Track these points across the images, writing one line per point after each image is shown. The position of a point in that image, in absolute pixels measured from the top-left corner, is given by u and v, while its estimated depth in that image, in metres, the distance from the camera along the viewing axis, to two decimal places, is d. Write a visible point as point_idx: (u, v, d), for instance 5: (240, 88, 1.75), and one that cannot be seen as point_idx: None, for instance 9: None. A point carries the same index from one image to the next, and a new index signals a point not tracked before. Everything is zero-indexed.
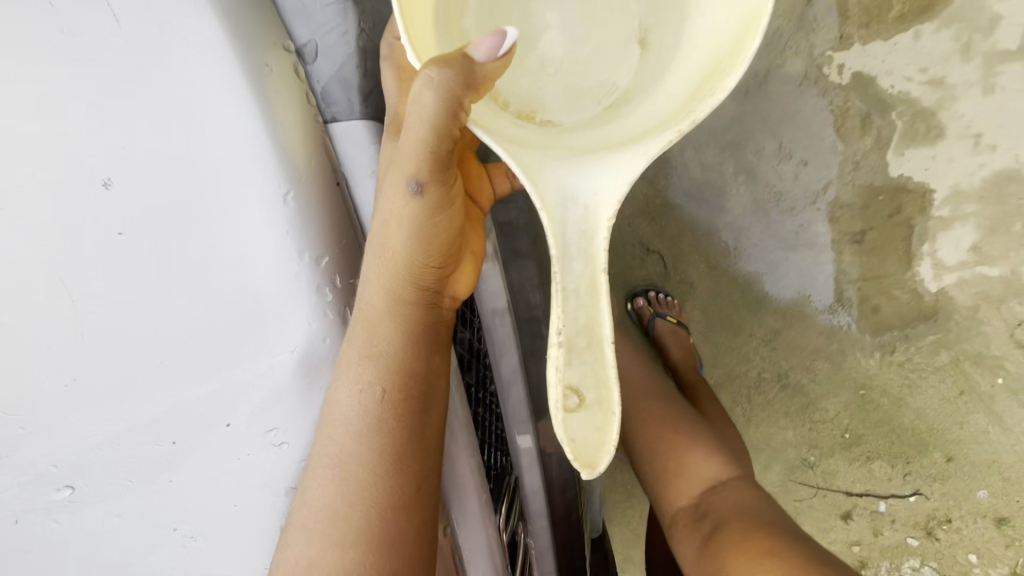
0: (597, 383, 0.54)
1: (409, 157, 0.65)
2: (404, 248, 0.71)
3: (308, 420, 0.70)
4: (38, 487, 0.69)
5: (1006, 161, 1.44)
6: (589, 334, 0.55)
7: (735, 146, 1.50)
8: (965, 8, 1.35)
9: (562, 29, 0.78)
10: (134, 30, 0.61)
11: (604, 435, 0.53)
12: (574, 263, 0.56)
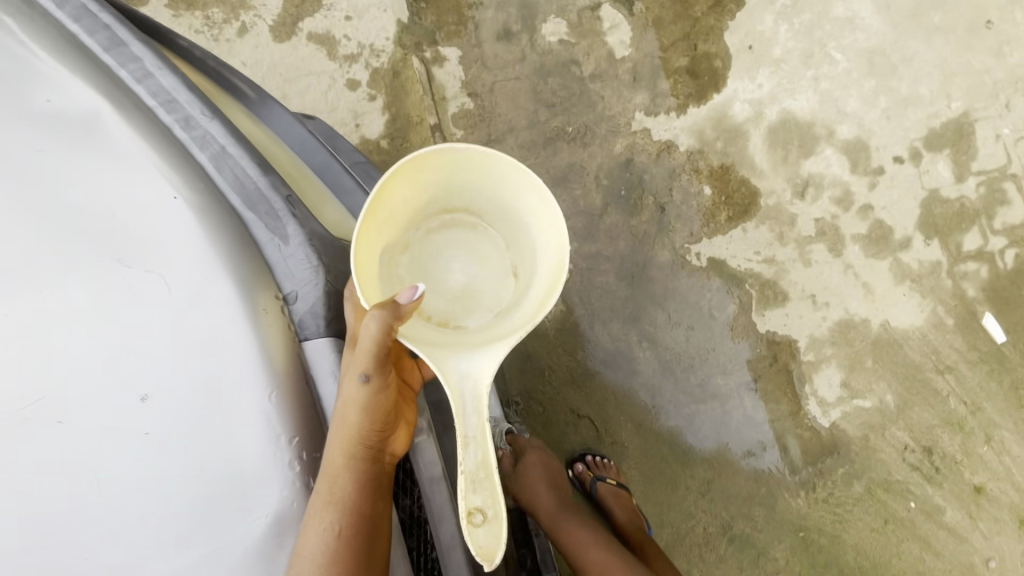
0: (492, 506, 0.75)
1: (360, 359, 0.81)
2: (358, 421, 0.82)
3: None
4: None
5: (841, 313, 1.81)
6: (486, 467, 0.76)
7: (634, 319, 1.80)
8: (771, 210, 1.85)
9: (464, 267, 1.09)
10: (179, 279, 0.77)
11: (500, 540, 0.73)
12: (470, 430, 0.78)
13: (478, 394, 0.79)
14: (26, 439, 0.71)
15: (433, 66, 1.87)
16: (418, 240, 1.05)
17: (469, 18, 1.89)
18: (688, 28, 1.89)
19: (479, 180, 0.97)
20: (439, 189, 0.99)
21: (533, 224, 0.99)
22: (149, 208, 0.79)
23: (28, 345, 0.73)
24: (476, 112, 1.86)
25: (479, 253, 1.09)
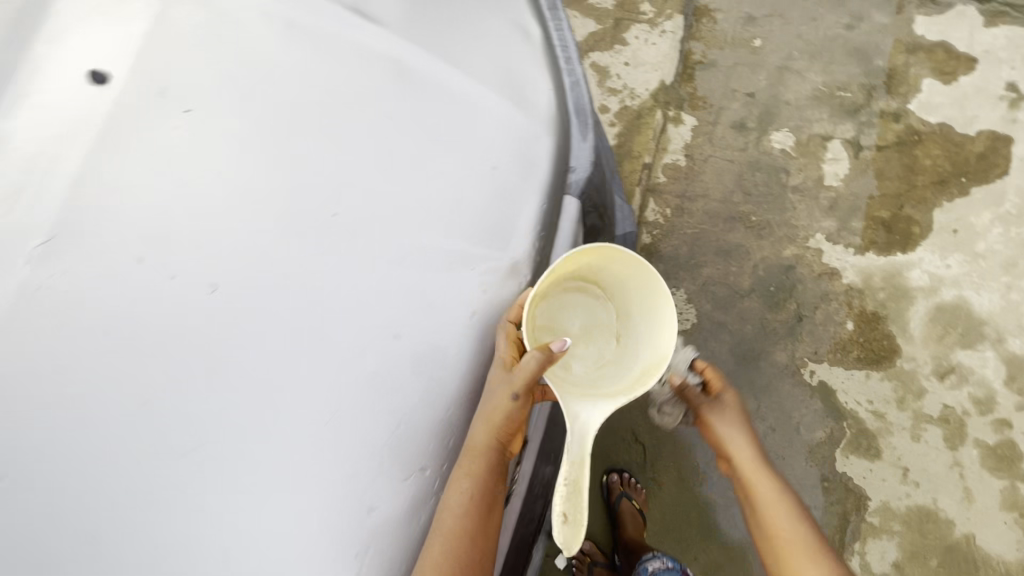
0: (576, 512, 0.82)
1: (511, 379, 0.85)
2: (495, 428, 0.85)
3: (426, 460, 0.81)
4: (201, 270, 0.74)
5: (927, 500, 1.79)
6: (576, 482, 0.85)
7: (726, 392, 1.96)
8: (902, 373, 1.90)
9: (580, 317, 1.23)
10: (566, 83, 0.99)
11: (580, 537, 0.82)
12: (571, 458, 0.86)
13: (584, 434, 0.91)
14: (403, 78, 0.85)
15: (670, 123, 2.24)
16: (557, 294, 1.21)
17: (717, 102, 2.24)
18: (902, 189, 2.06)
19: (620, 271, 1.11)
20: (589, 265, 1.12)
21: (646, 313, 1.12)
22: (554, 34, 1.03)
23: (443, 35, 0.90)
24: (684, 170, 2.17)
25: (593, 314, 1.22)
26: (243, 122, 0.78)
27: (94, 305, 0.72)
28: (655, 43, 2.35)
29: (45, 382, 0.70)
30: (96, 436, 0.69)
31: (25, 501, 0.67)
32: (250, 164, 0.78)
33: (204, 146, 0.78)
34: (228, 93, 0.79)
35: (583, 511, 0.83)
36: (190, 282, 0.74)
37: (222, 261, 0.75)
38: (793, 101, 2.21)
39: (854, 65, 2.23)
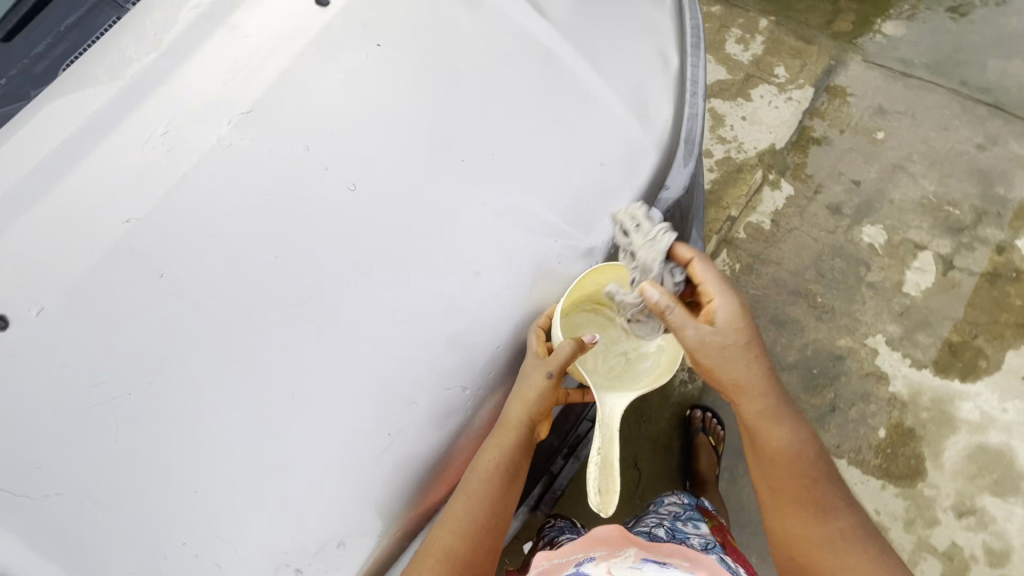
0: (608, 486, 0.95)
1: (544, 362, 0.93)
2: (529, 405, 0.94)
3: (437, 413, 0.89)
4: (337, 177, 0.91)
5: None
6: (605, 459, 0.97)
7: (734, 452, 2.00)
8: (920, 497, 1.85)
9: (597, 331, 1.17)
10: (683, 114, 1.07)
11: (609, 505, 0.94)
12: (601, 435, 0.99)
13: (613, 413, 1.05)
14: (544, 71, 0.98)
15: (766, 185, 2.28)
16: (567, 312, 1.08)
17: (820, 179, 2.26)
18: (982, 320, 2.01)
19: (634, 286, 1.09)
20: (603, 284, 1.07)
21: None
22: (690, 69, 1.10)
23: (588, 45, 1.01)
24: (765, 233, 2.20)
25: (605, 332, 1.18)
26: (413, 64, 0.96)
27: (262, 165, 0.91)
28: (777, 107, 2.40)
29: (211, 214, 0.88)
30: (204, 288, 0.86)
31: (169, 295, 0.85)
32: (403, 107, 0.94)
33: (378, 82, 0.95)
34: (411, 41, 0.97)
35: (612, 475, 0.96)
36: (334, 175, 0.91)
37: (363, 166, 0.91)
38: (897, 201, 2.19)
39: (972, 184, 2.19)
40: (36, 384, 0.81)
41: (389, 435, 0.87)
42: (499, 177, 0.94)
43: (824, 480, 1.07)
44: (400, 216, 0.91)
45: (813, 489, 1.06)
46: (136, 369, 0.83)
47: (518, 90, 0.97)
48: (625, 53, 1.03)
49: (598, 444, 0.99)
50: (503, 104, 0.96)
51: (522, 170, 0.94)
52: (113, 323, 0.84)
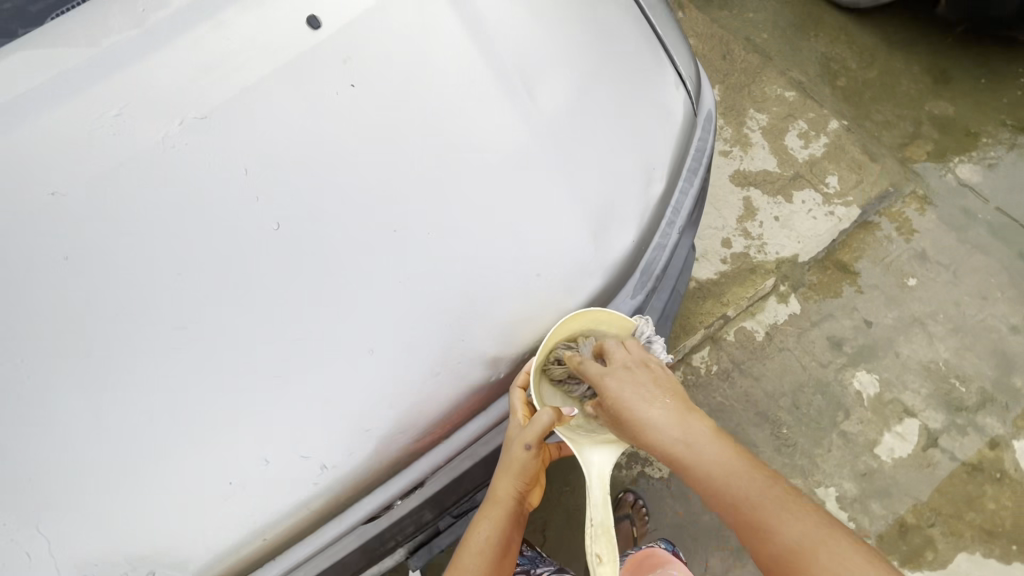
0: (607, 556, 0.84)
1: (523, 431, 0.88)
2: (514, 476, 0.92)
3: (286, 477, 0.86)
4: (263, 212, 0.88)
5: None
6: (600, 524, 0.85)
7: None
8: None
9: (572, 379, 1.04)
10: (646, 243, 1.00)
11: (614, 573, 0.83)
12: (595, 501, 0.87)
13: (602, 473, 0.91)
14: (507, 162, 0.93)
15: (774, 295, 2.16)
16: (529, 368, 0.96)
17: (832, 307, 2.13)
18: (945, 511, 1.88)
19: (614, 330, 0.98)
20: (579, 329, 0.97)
21: None
22: (673, 196, 1.03)
23: (564, 145, 0.95)
24: (755, 344, 2.10)
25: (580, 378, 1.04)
26: (381, 116, 0.92)
27: (196, 176, 0.88)
28: (816, 218, 2.26)
29: (129, 213, 0.87)
30: (100, 285, 0.85)
31: (67, 282, 0.85)
32: (354, 157, 0.90)
33: (337, 124, 0.91)
34: (386, 91, 0.93)
35: (614, 539, 0.84)
36: (263, 209, 0.88)
37: (294, 208, 0.88)
38: (902, 356, 2.06)
39: (989, 366, 2.04)
40: None
41: (232, 485, 0.85)
42: (426, 259, 0.89)
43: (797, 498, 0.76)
44: (312, 269, 0.87)
45: (774, 510, 0.74)
46: (15, 344, 0.84)
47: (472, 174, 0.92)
48: (602, 163, 0.97)
49: (592, 508, 0.86)
50: (455, 184, 0.91)
51: (449, 258, 0.90)
52: (7, 293, 0.85)
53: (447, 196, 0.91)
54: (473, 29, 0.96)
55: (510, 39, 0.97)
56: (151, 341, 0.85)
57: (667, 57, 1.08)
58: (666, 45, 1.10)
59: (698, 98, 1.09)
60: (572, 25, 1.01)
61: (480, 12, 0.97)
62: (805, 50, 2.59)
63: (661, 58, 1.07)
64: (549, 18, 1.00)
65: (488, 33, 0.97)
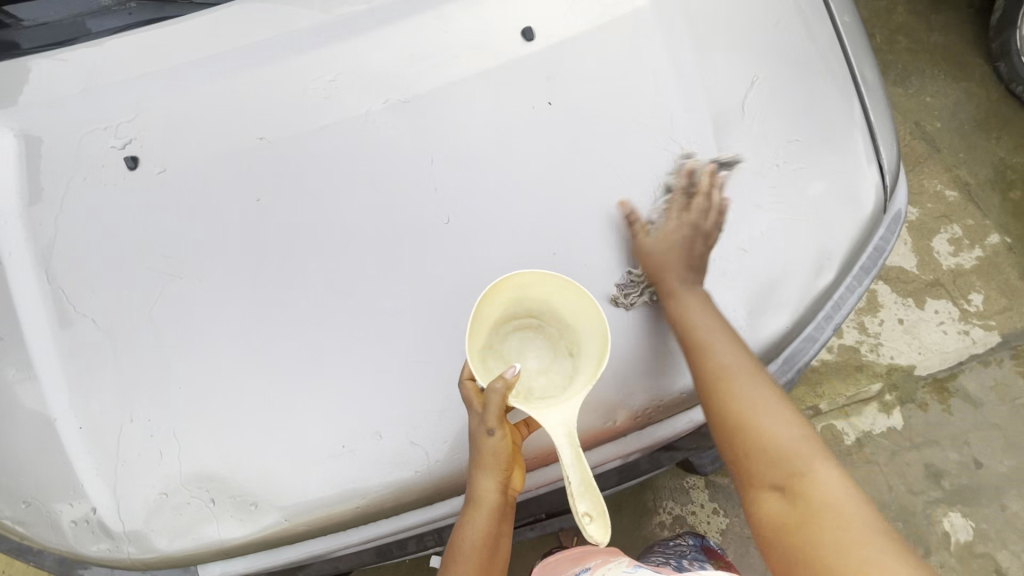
0: (593, 511, 0.73)
1: (482, 416, 0.81)
2: (490, 469, 0.82)
3: (389, 454, 0.88)
4: (438, 202, 0.91)
5: None
6: (581, 478, 0.75)
7: None
8: None
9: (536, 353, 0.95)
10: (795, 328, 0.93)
11: (603, 531, 0.72)
12: (568, 462, 0.76)
13: (568, 427, 0.79)
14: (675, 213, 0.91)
15: (877, 402, 2.00)
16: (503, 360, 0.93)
17: (940, 434, 1.95)
18: None
19: (550, 287, 0.90)
20: (512, 299, 0.92)
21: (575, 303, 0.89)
22: (837, 286, 0.96)
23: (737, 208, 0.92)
24: (842, 446, 1.95)
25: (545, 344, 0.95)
26: (568, 141, 0.93)
27: (387, 154, 0.93)
28: (945, 333, 2.08)
29: (322, 174, 0.93)
30: (280, 231, 0.92)
31: (254, 221, 0.93)
32: (534, 171, 0.92)
33: (526, 135, 0.93)
34: (581, 115, 0.93)
35: (596, 492, 0.73)
36: (439, 201, 0.91)
37: (466, 207, 0.91)
38: (1009, 511, 1.86)
39: None
40: (130, 232, 0.95)
41: (343, 448, 0.88)
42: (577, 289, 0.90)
43: (748, 372, 0.83)
44: (468, 269, 0.90)
45: (735, 377, 0.83)
46: (198, 264, 0.93)
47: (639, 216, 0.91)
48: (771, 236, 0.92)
49: (569, 465, 0.76)
50: (618, 223, 0.91)
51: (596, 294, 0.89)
52: (204, 217, 0.94)
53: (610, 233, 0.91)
54: (679, 74, 0.95)
55: (712, 90, 0.95)
56: (309, 293, 0.91)
57: (873, 136, 1.00)
58: (877, 126, 1.00)
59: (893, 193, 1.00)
60: (778, 91, 0.96)
61: (690, 57, 0.95)
62: (981, 150, 2.37)
63: (866, 141, 0.99)
64: (760, 78, 0.96)
65: (693, 81, 0.95)
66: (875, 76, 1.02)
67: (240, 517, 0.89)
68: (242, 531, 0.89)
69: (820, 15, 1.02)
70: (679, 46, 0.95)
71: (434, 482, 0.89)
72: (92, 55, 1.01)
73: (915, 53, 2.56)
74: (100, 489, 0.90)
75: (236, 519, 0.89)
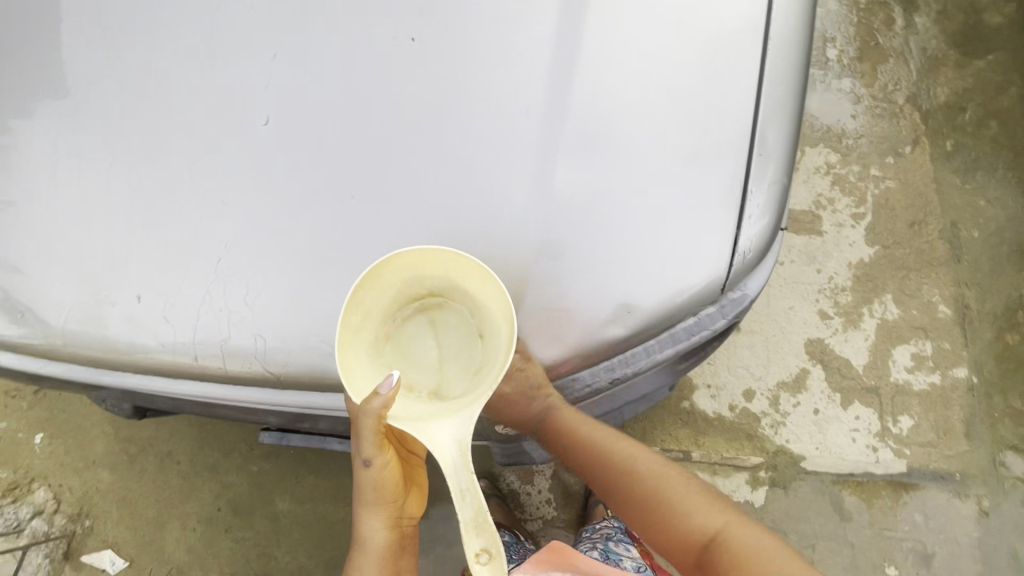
0: (491, 544, 0.74)
1: (361, 440, 0.87)
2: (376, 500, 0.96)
3: (143, 316, 0.92)
4: (267, 101, 0.88)
5: None
6: (475, 504, 0.76)
7: None
8: None
9: (443, 342, 0.95)
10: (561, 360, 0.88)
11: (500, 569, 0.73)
12: (454, 488, 0.77)
13: (458, 443, 0.80)
14: (486, 200, 0.85)
15: (749, 474, 1.95)
16: (404, 339, 0.94)
17: (791, 528, 1.91)
18: None
19: (446, 266, 0.88)
20: (405, 286, 0.90)
21: (480, 286, 0.87)
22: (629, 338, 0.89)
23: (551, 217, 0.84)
24: None
25: (454, 332, 0.95)
26: (412, 87, 0.85)
27: (242, 33, 0.89)
28: (853, 441, 1.96)
29: (175, 32, 0.91)
30: (120, 72, 0.92)
31: (102, 53, 0.93)
32: (370, 105, 0.86)
33: (377, 64, 0.86)
34: (441, 64, 0.85)
35: (489, 523, 0.75)
36: (267, 99, 0.88)
37: (290, 116, 0.87)
38: None
39: None
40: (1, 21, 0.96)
41: (104, 297, 0.93)
42: (361, 240, 0.86)
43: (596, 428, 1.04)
44: (268, 178, 0.87)
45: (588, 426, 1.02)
46: (43, 76, 0.94)
47: (450, 188, 0.85)
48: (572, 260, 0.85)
49: (459, 494, 0.77)
50: (428, 189, 0.85)
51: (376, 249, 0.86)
52: (63, 32, 0.94)
53: (414, 195, 0.85)
54: (558, 59, 0.85)
55: (585, 90, 0.84)
56: (122, 143, 0.91)
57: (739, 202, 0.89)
58: (752, 204, 0.90)
59: (739, 276, 0.91)
60: (659, 123, 0.85)
61: (580, 44, 0.85)
62: (1004, 279, 2.12)
63: (733, 211, 0.89)
64: (643, 98, 0.85)
65: (569, 73, 0.84)
66: (777, 142, 0.91)
67: (14, 317, 0.97)
68: (13, 329, 0.98)
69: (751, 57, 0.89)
70: (572, 29, 0.85)
71: (175, 361, 0.93)
72: None
73: (995, 148, 2.25)
74: None
75: (10, 317, 0.97)
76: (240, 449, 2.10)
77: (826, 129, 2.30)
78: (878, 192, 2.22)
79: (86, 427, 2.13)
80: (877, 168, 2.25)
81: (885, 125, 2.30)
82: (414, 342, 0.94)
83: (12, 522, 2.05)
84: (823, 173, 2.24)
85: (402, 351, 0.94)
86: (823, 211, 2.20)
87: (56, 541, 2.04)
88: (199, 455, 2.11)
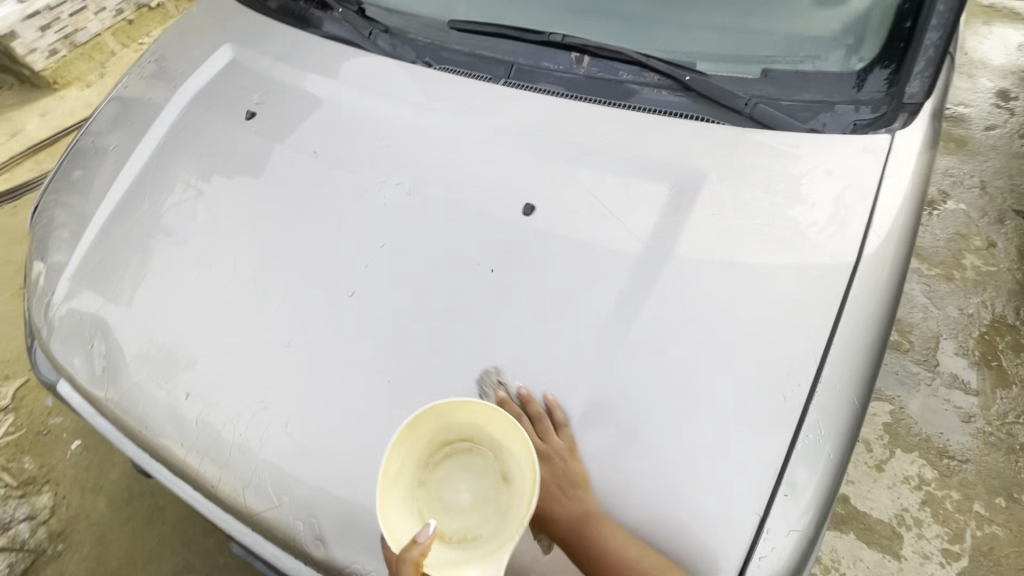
0: None
1: None
2: None
3: (178, 409, 1.03)
4: (358, 277, 1.03)
5: None
6: None
7: None
8: None
9: (470, 484, 0.86)
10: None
11: None
12: None
13: None
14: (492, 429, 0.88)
15: None
16: (430, 481, 0.86)
17: None
18: None
19: (474, 412, 0.85)
20: (436, 430, 0.86)
21: (505, 424, 0.84)
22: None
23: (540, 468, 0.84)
24: None
25: (481, 475, 0.87)
26: (475, 311, 0.96)
27: (366, 220, 1.09)
28: None
29: (322, 203, 1.14)
30: (273, 219, 1.16)
31: (269, 201, 1.19)
32: (436, 308, 0.98)
33: (456, 279, 1.00)
34: (506, 296, 0.97)
35: None
36: (360, 275, 1.04)
37: (370, 294, 1.01)
38: None
39: None
40: (219, 159, 1.29)
41: (164, 383, 1.06)
42: (375, 422, 0.92)
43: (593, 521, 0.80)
44: (328, 337, 0.99)
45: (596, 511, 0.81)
46: (223, 203, 1.22)
47: None
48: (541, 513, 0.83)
49: None
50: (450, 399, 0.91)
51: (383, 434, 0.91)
52: (253, 179, 1.23)
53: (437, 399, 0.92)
54: (606, 334, 0.91)
55: (625, 368, 0.88)
56: (244, 269, 1.12)
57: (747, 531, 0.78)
58: (766, 543, 0.78)
59: None
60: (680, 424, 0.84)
61: (632, 321, 0.91)
62: None
63: (741, 544, 0.78)
64: (677, 395, 0.85)
65: (612, 349, 0.90)
66: (814, 480, 0.81)
67: (93, 368, 1.14)
68: (87, 378, 1.14)
69: (802, 382, 0.85)
70: (629, 309, 0.91)
71: (183, 460, 1.01)
72: (302, 50, 1.40)
73: None
74: (69, 285, 1.25)
75: (91, 366, 1.14)
76: (219, 534, 2.08)
77: (925, 437, 2.09)
78: (981, 533, 1.89)
79: (113, 452, 2.27)
80: (983, 504, 1.94)
81: (998, 458, 2.03)
82: (435, 480, 0.86)
83: (6, 516, 2.14)
84: (912, 486, 1.99)
85: (429, 500, 0.85)
86: (906, 530, 1.91)
87: (25, 554, 2.07)
88: (183, 523, 2.11)
